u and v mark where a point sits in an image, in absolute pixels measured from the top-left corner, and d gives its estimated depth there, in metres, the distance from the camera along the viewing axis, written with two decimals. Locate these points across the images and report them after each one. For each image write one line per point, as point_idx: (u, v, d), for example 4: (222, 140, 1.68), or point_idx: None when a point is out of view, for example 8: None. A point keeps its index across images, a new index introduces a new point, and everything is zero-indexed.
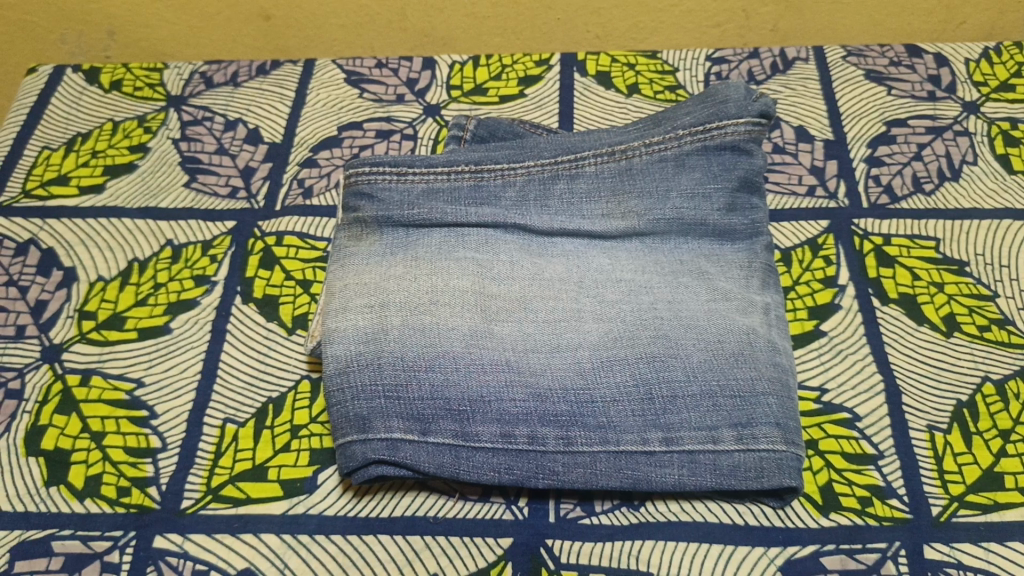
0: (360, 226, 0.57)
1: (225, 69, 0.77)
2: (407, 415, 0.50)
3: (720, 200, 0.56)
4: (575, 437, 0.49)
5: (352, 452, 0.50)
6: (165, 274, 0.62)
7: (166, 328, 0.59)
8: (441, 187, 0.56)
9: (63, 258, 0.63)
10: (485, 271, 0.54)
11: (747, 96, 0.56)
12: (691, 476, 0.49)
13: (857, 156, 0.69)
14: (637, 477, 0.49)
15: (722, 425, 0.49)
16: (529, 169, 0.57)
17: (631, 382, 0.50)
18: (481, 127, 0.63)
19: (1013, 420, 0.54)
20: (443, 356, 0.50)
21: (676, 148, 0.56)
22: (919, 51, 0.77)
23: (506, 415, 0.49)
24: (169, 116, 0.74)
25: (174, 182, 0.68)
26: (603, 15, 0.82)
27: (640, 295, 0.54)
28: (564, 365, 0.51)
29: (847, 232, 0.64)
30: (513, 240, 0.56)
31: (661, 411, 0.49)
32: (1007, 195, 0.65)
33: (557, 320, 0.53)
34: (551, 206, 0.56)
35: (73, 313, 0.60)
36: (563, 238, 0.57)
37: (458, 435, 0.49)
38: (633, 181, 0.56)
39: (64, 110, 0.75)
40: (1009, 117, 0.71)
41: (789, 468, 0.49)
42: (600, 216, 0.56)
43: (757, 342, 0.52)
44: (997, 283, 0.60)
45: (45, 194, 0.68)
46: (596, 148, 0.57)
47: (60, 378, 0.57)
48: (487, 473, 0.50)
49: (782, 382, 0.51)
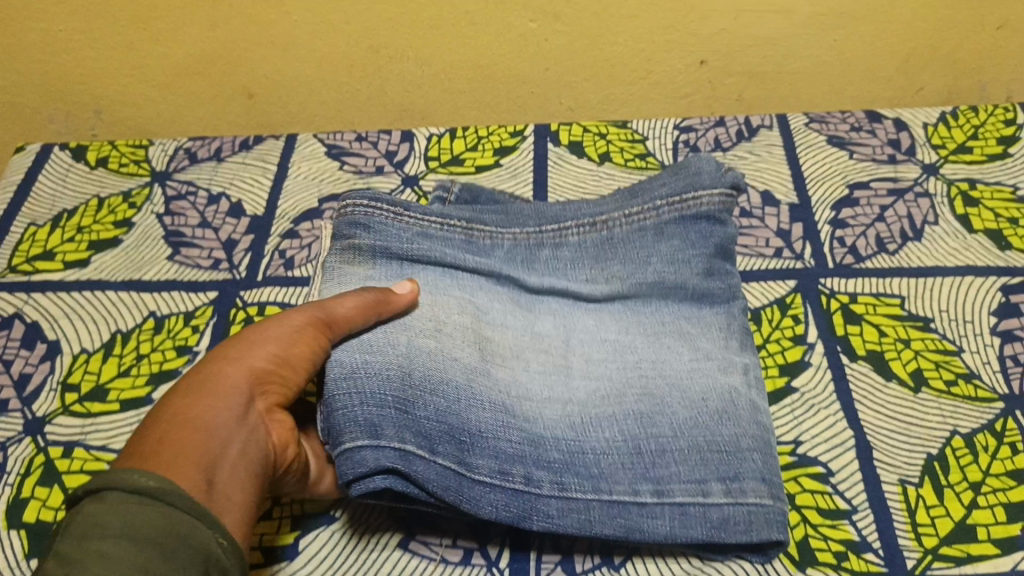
0: (353, 251, 0.58)
1: (209, 145, 0.79)
2: (416, 433, 0.48)
3: (698, 265, 0.57)
4: (568, 484, 0.49)
5: (363, 457, 0.47)
6: (148, 345, 0.63)
7: (148, 399, 0.60)
8: (433, 232, 0.58)
9: (47, 332, 0.64)
10: (481, 314, 0.56)
11: (719, 168, 0.57)
12: (683, 528, 0.49)
13: (821, 219, 0.71)
14: (630, 526, 0.49)
15: (711, 477, 0.50)
16: (516, 235, 0.59)
17: (620, 437, 0.51)
18: (464, 191, 0.63)
19: (983, 472, 0.55)
20: (447, 383, 0.50)
21: (654, 218, 0.57)
22: (878, 117, 0.80)
23: (503, 454, 0.49)
24: (154, 191, 0.75)
25: (158, 255, 0.69)
26: (575, 88, 0.85)
27: (624, 355, 0.56)
28: (554, 416, 0.52)
29: (814, 292, 0.65)
30: (504, 292, 0.58)
31: (650, 463, 0.50)
32: (968, 254, 0.67)
33: (547, 373, 0.54)
34: (538, 268, 0.59)
35: (56, 386, 0.61)
36: (551, 297, 0.58)
37: (460, 462, 0.48)
38: (614, 248, 0.58)
39: (51, 188, 0.77)
40: (967, 178, 0.74)
41: (777, 523, 0.49)
42: (584, 280, 0.58)
43: (739, 401, 0.53)
44: (962, 338, 0.62)
45: (30, 269, 0.69)
46: (579, 217, 0.59)
47: (42, 451, 0.57)
48: (486, 507, 0.48)
49: (766, 440, 0.52)
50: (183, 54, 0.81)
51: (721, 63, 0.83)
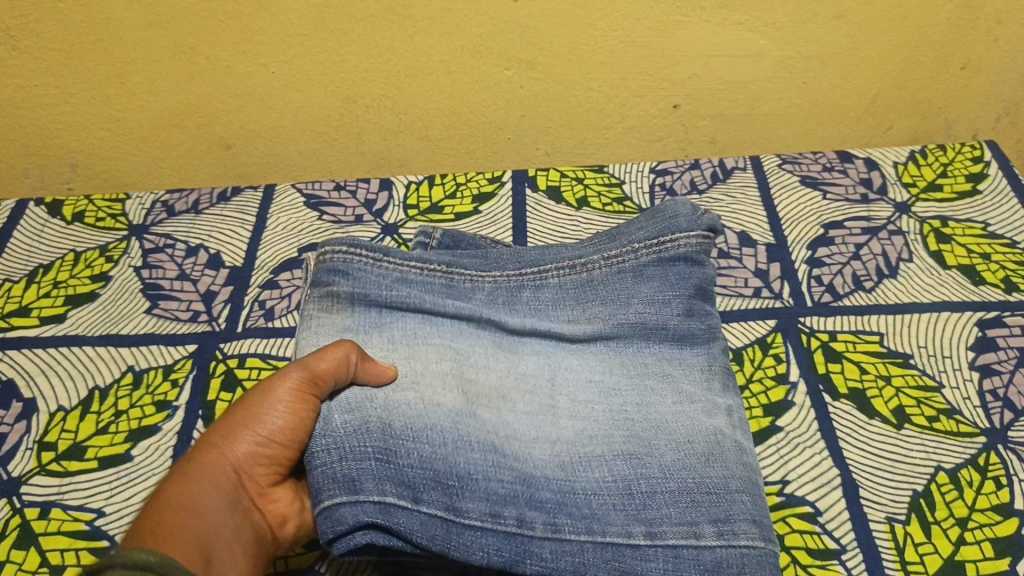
0: (330, 302, 0.56)
1: (186, 198, 0.79)
2: (399, 482, 0.47)
3: (679, 305, 0.57)
4: (562, 525, 0.48)
5: (342, 514, 0.47)
6: (127, 401, 0.62)
7: (127, 455, 0.59)
8: (414, 278, 0.57)
9: (23, 390, 0.63)
10: (462, 359, 0.55)
11: (695, 212, 0.58)
12: (676, 571, 0.48)
13: (798, 258, 0.72)
14: (624, 570, 0.48)
15: (703, 519, 0.49)
16: (496, 278, 0.58)
17: (610, 478, 0.50)
18: (446, 237, 0.65)
19: (969, 507, 0.55)
20: (430, 430, 0.49)
21: (633, 261, 0.58)
22: (850, 156, 0.81)
23: (494, 494, 0.48)
24: (131, 244, 0.75)
25: (136, 309, 0.69)
26: (552, 133, 0.86)
27: (610, 397, 0.55)
28: (544, 455, 0.51)
29: (794, 330, 0.66)
30: (486, 336, 0.57)
31: (642, 505, 0.49)
32: (943, 289, 0.68)
33: (535, 414, 0.54)
34: (520, 310, 0.58)
35: (32, 445, 0.60)
36: (532, 339, 0.57)
37: (449, 509, 0.47)
38: (595, 291, 0.58)
39: (26, 243, 0.76)
40: (939, 215, 0.75)
41: (769, 564, 0.48)
42: (566, 321, 0.58)
43: (725, 442, 0.53)
44: (942, 373, 0.63)
45: (6, 325, 0.68)
46: (558, 262, 0.59)
47: (18, 512, 0.56)
48: (476, 552, 0.47)
49: (752, 481, 0.51)
50: (160, 107, 0.81)
51: (694, 107, 0.84)
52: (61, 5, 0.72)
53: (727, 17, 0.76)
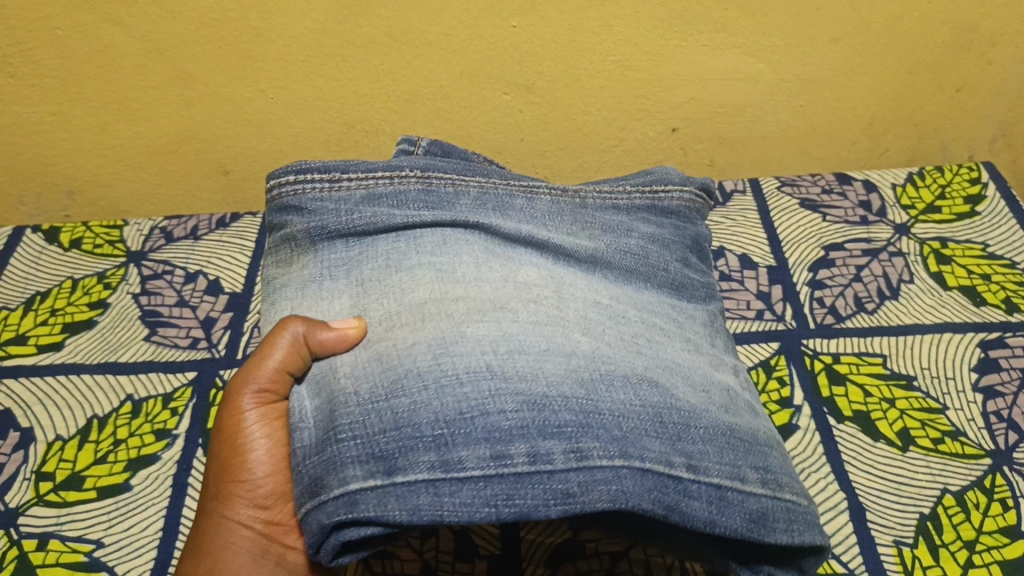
0: (290, 245, 0.49)
1: (185, 224, 0.79)
2: (368, 454, 0.37)
3: (677, 252, 0.53)
4: (588, 450, 0.38)
5: (307, 524, 0.38)
6: (125, 430, 0.61)
7: (126, 485, 0.58)
8: (383, 193, 0.47)
9: (20, 419, 0.62)
10: (445, 276, 0.46)
11: (684, 175, 0.57)
12: (722, 514, 0.40)
13: (799, 280, 0.72)
14: (669, 504, 0.38)
15: (743, 464, 0.42)
16: (481, 184, 0.49)
17: (638, 403, 0.42)
18: (434, 145, 0.54)
19: (976, 530, 0.55)
20: (405, 378, 0.40)
21: (626, 200, 0.53)
22: (848, 178, 0.82)
23: (495, 432, 0.38)
24: (129, 270, 0.74)
25: (134, 336, 0.68)
26: (550, 157, 0.86)
27: (621, 324, 0.47)
28: (559, 370, 0.41)
29: (797, 352, 0.66)
30: (476, 242, 0.48)
31: (677, 435, 0.41)
32: (945, 310, 0.68)
33: (542, 325, 0.44)
34: (513, 216, 0.50)
35: (30, 475, 0.59)
36: (528, 250, 0.49)
37: (436, 466, 0.37)
38: (593, 215, 0.52)
39: (23, 271, 0.75)
40: (938, 236, 0.75)
41: (813, 524, 0.44)
42: (565, 234, 0.50)
43: (738, 400, 0.48)
44: (946, 395, 0.62)
45: (3, 354, 0.68)
46: (547, 184, 0.52)
47: (15, 544, 0.55)
48: (479, 509, 0.36)
49: (773, 438, 0.47)
50: (158, 133, 0.81)
51: (692, 130, 0.84)
52: (59, 33, 0.72)
53: (724, 41, 0.76)
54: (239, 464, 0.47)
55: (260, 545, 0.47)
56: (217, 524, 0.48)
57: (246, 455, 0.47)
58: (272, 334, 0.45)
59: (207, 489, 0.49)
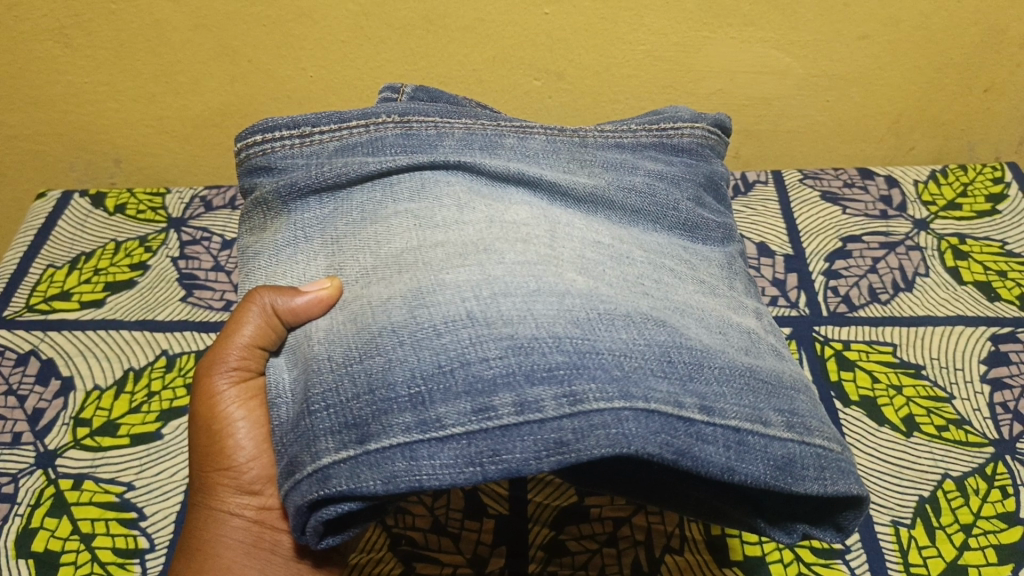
0: (261, 210, 0.47)
1: (224, 194, 0.82)
2: (340, 425, 0.37)
3: (689, 189, 0.51)
4: (583, 393, 0.35)
5: (287, 505, 0.38)
6: (159, 383, 0.64)
7: (157, 434, 0.61)
8: (358, 141, 0.46)
9: (61, 368, 0.66)
10: (424, 222, 0.44)
11: (697, 112, 0.54)
12: (741, 462, 0.37)
13: (815, 270, 0.73)
14: (680, 450, 0.36)
15: (765, 407, 0.40)
16: (467, 125, 0.47)
17: (644, 344, 0.39)
18: (419, 91, 0.52)
19: (974, 514, 0.56)
20: (379, 335, 0.38)
21: (632, 139, 0.51)
22: (871, 173, 0.83)
23: (476, 384, 0.36)
24: (169, 236, 0.78)
25: (171, 296, 0.72)
26: None
27: (624, 266, 0.45)
28: (549, 311, 0.39)
29: (808, 338, 0.67)
30: (459, 182, 0.45)
31: (688, 377, 0.39)
32: (958, 303, 0.69)
33: (532, 264, 0.42)
34: (503, 154, 0.47)
35: (68, 421, 0.62)
36: (519, 188, 0.46)
37: (414, 427, 0.35)
38: (592, 153, 0.50)
39: (70, 232, 0.79)
40: (957, 233, 0.76)
41: (850, 471, 0.41)
42: (562, 171, 0.48)
43: (760, 342, 0.45)
44: (953, 385, 0.63)
45: (48, 308, 0.71)
46: (542, 125, 0.50)
47: (53, 482, 0.58)
48: (463, 470, 0.34)
49: (800, 380, 0.44)
50: (203, 107, 0.84)
51: None
52: (113, 6, 0.75)
53: (753, 34, 0.77)
54: (221, 450, 0.49)
55: (253, 533, 0.47)
56: (207, 515, 0.49)
57: (227, 439, 0.49)
58: (246, 308, 0.45)
59: (195, 478, 0.50)
